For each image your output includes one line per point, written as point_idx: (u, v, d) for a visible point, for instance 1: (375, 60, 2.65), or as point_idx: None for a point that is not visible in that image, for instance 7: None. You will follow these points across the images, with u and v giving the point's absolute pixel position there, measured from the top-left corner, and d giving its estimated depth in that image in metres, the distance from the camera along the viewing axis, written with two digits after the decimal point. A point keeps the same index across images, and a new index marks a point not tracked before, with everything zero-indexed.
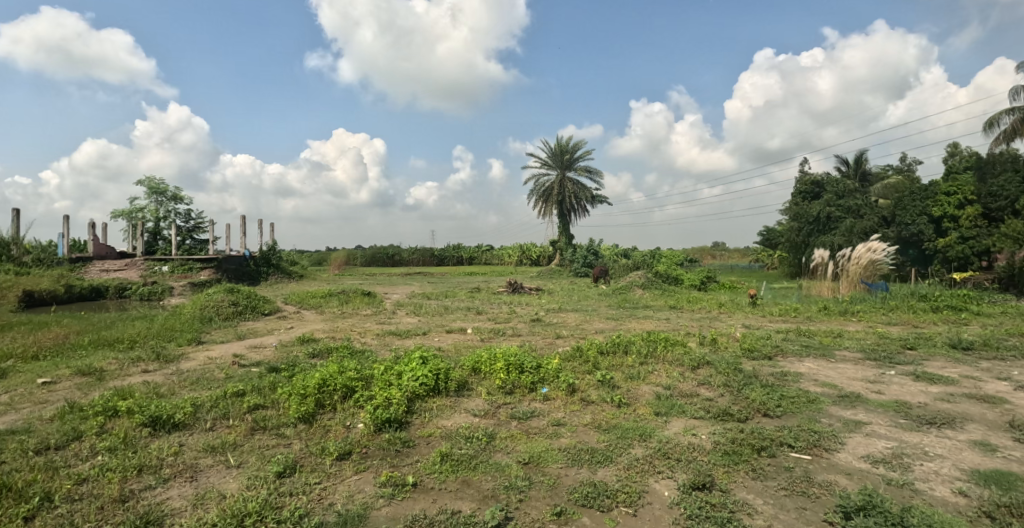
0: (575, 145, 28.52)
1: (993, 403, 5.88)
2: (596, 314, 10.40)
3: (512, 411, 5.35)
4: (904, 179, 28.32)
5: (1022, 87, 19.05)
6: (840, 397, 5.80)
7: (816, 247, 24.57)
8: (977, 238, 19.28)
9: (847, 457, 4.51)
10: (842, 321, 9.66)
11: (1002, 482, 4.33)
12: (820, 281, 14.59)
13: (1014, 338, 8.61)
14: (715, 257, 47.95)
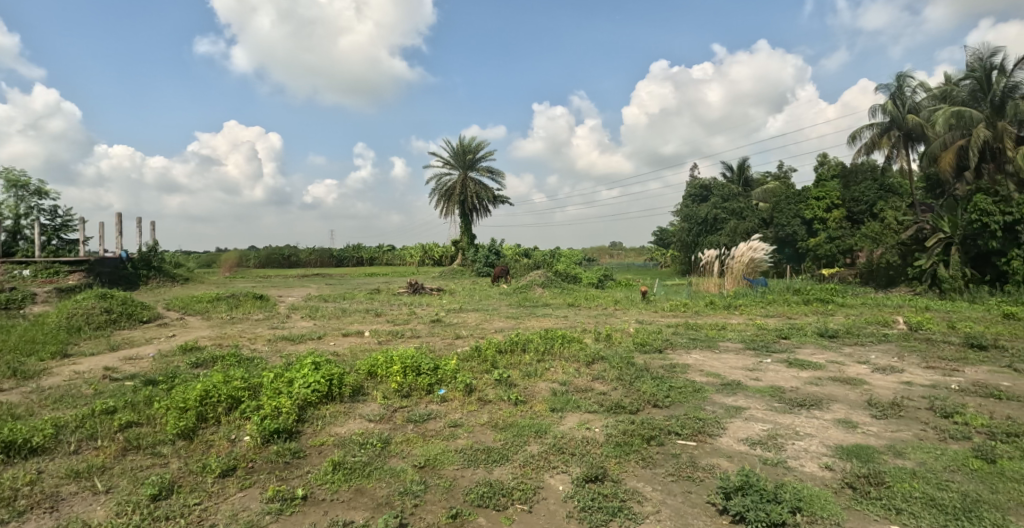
0: (478, 146, 28.55)
1: (854, 385, 6.48)
2: (496, 313, 10.42)
3: (409, 414, 5.20)
4: (781, 185, 30.83)
5: (879, 106, 21.39)
6: (722, 385, 6.15)
7: (705, 247, 26.15)
8: (842, 238, 21.20)
9: (728, 441, 4.77)
10: (726, 315, 10.30)
11: (861, 455, 4.77)
12: (707, 278, 15.50)
13: (871, 326, 9.57)
14: (612, 256, 49.90)
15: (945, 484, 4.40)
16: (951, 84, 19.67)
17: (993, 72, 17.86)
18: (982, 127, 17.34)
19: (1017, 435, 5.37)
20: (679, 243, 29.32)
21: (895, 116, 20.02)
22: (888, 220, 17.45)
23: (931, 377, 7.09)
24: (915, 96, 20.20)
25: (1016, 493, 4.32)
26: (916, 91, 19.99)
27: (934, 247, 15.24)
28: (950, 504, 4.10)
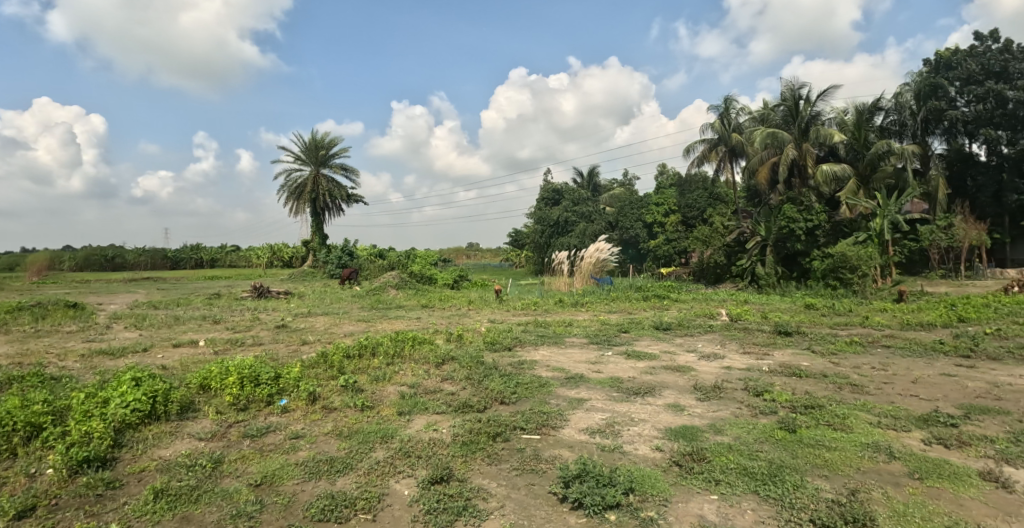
0: (331, 142, 27.32)
1: (683, 372, 7.15)
2: (348, 316, 10.07)
3: (245, 429, 4.83)
4: (625, 191, 33.23)
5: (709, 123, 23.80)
6: (567, 379, 6.46)
7: (558, 248, 27.35)
8: (678, 240, 23.44)
9: (570, 432, 5.02)
10: (573, 311, 10.86)
11: (687, 435, 5.27)
12: (558, 277, 16.23)
13: (698, 318, 10.63)
14: (470, 257, 50.50)
15: (756, 454, 5.01)
16: (768, 108, 22.30)
17: (801, 101, 20.50)
18: (790, 147, 19.98)
19: (811, 407, 6.28)
20: (533, 244, 30.40)
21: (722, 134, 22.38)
22: (716, 224, 19.48)
23: (747, 361, 8.04)
24: (739, 118, 22.61)
25: (810, 456, 5.05)
26: (740, 113, 22.55)
27: (752, 249, 17.30)
28: (759, 471, 4.67)
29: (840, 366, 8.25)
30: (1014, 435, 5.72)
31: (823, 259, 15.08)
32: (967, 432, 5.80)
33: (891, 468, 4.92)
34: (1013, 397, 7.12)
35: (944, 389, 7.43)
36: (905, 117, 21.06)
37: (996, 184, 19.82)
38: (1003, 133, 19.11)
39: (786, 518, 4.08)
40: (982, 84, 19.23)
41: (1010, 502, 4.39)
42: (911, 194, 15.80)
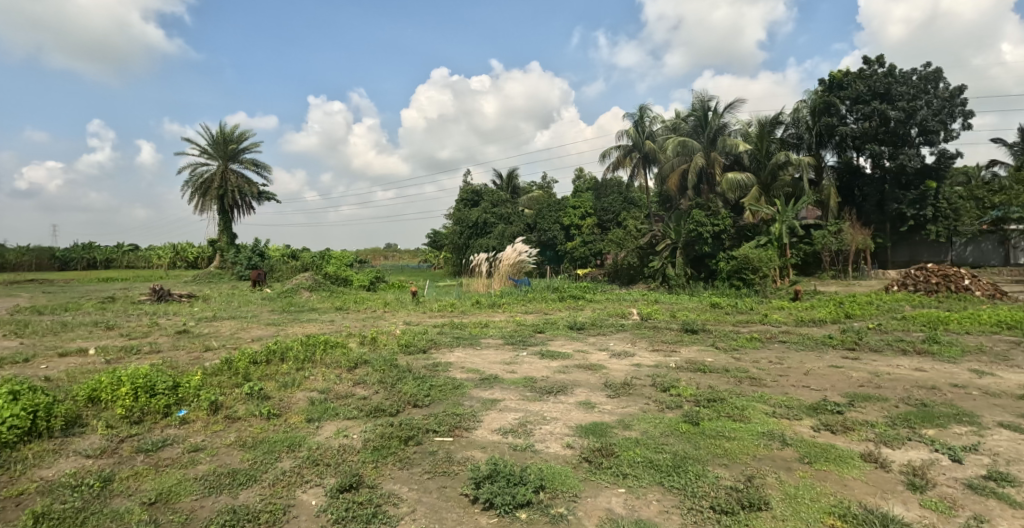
0: (241, 136, 26.02)
1: (594, 370, 7.41)
2: (256, 320, 9.67)
3: (140, 443, 4.55)
4: (544, 193, 33.82)
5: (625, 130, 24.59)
6: (481, 380, 6.53)
7: (477, 249, 27.37)
8: (594, 242, 24.18)
9: (483, 433, 5.09)
10: (490, 313, 10.96)
11: (596, 431, 5.47)
12: (477, 279, 16.29)
13: (610, 317, 11.02)
14: (388, 258, 49.67)
15: (661, 447, 5.28)
16: (679, 118, 23.39)
17: (709, 112, 21.65)
18: (699, 155, 21.08)
19: (713, 400, 6.68)
20: (453, 245, 30.30)
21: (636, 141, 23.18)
22: (630, 227, 20.24)
23: (655, 358, 8.44)
24: (653, 126, 23.53)
25: (711, 447, 5.38)
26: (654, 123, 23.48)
27: (664, 251, 18.09)
28: (664, 463, 4.92)
29: (740, 361, 8.82)
30: (890, 419, 6.36)
31: (728, 260, 16.02)
32: (850, 418, 6.38)
33: (784, 454, 5.32)
34: (889, 385, 7.90)
35: (831, 379, 8.12)
36: (802, 130, 22.69)
37: (879, 194, 21.74)
38: (885, 149, 20.99)
39: (689, 505, 4.34)
40: (868, 104, 20.96)
41: (885, 480, 4.89)
42: (805, 201, 17.10)
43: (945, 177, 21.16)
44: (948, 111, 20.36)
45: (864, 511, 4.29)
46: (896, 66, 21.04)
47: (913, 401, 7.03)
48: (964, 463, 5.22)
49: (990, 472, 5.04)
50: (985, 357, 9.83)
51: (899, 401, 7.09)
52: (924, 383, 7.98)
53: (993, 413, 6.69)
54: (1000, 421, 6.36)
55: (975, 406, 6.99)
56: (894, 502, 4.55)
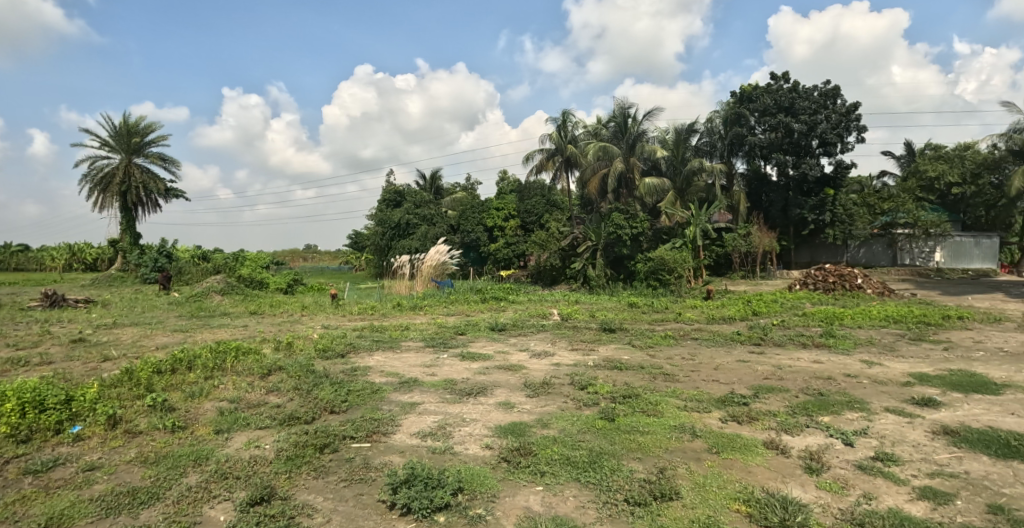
0: (147, 128, 24.45)
1: (515, 370, 7.59)
2: (161, 327, 9.16)
3: (26, 464, 4.23)
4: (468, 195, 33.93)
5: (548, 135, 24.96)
6: (400, 384, 6.52)
7: (399, 251, 27.00)
8: (516, 244, 24.88)
9: (401, 437, 5.10)
10: (411, 315, 10.90)
11: (515, 431, 5.61)
12: (399, 281, 16.17)
13: (531, 318, 11.24)
14: (307, 260, 48.21)
15: (577, 444, 5.47)
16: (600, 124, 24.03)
17: (629, 119, 22.40)
18: (619, 160, 21.80)
19: (629, 396, 6.98)
20: (375, 246, 29.82)
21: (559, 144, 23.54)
22: (552, 229, 20.47)
23: (574, 357, 8.71)
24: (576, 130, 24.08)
25: (626, 442, 5.62)
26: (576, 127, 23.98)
27: (585, 252, 18.53)
28: (580, 460, 5.11)
29: (655, 358, 9.25)
30: (790, 408, 6.88)
31: (645, 261, 16.63)
32: (755, 409, 6.85)
33: (694, 445, 5.65)
34: (790, 376, 8.53)
35: (738, 373, 8.67)
36: (715, 139, 23.91)
37: (783, 200, 23.30)
38: (790, 158, 22.53)
39: (604, 499, 4.52)
40: (775, 116, 22.39)
41: (785, 465, 5.29)
42: (717, 206, 18.09)
43: (842, 185, 22.97)
44: (845, 124, 22.07)
45: (765, 495, 4.63)
46: (800, 82, 22.58)
47: (811, 391, 7.63)
48: (854, 445, 5.74)
49: (876, 453, 5.56)
50: (874, 349, 10.80)
51: (798, 392, 7.67)
52: (821, 374, 8.68)
53: (881, 399, 7.37)
54: (885, 406, 7.02)
55: (865, 393, 7.67)
56: (793, 485, 4.93)
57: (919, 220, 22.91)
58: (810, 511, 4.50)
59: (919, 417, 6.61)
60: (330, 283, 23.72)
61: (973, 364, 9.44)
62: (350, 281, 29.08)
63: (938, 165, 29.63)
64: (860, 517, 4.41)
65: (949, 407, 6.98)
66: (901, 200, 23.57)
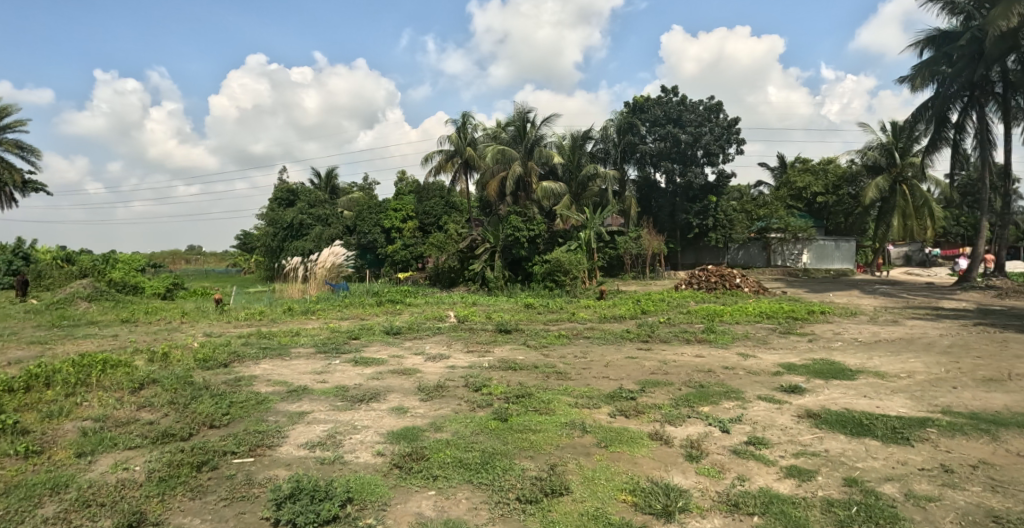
0: (1, 111, 21.85)
1: (409, 374, 7.65)
2: (13, 339, 8.32)
3: None
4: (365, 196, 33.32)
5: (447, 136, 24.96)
6: (288, 392, 6.38)
7: (291, 253, 25.98)
8: (414, 246, 24.73)
9: (288, 449, 5.02)
10: (302, 320, 10.59)
11: (408, 436, 5.67)
12: (291, 284, 15.73)
13: (428, 321, 11.31)
14: (189, 262, 45.21)
15: (470, 446, 5.62)
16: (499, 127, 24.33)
17: (527, 124, 22.85)
18: (517, 163, 22.23)
19: (522, 396, 7.24)
20: (266, 248, 28.56)
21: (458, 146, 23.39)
22: (450, 232, 20.88)
23: (470, 359, 8.87)
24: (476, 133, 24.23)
25: (518, 441, 5.84)
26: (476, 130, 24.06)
27: (483, 254, 18.76)
28: (472, 462, 5.25)
29: (549, 357, 9.61)
30: (673, 401, 7.43)
31: (542, 263, 17.21)
32: (641, 402, 7.34)
33: (583, 441, 5.96)
34: (673, 371, 9.18)
35: (627, 369, 9.23)
36: (609, 146, 24.83)
37: (671, 206, 24.88)
38: (677, 166, 24.11)
39: (496, 500, 4.68)
40: (664, 126, 23.88)
41: (667, 455, 5.72)
42: (610, 210, 19.00)
43: (723, 193, 25.02)
44: (726, 137, 23.91)
45: (649, 484, 5.00)
46: (687, 96, 24.18)
47: (692, 383, 8.28)
48: (730, 432, 6.30)
49: (748, 438, 6.14)
50: (748, 342, 11.86)
51: (681, 385, 8.29)
52: (702, 367, 9.42)
53: (754, 388, 8.14)
54: (757, 395, 7.75)
55: (740, 383, 8.44)
56: (674, 473, 5.33)
57: (789, 225, 25.43)
58: (690, 496, 4.88)
59: (786, 403, 7.37)
60: (216, 286, 22.32)
61: (831, 354, 10.63)
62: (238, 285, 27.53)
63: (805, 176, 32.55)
64: (734, 498, 4.83)
65: (812, 394, 7.83)
66: (773, 208, 26.34)
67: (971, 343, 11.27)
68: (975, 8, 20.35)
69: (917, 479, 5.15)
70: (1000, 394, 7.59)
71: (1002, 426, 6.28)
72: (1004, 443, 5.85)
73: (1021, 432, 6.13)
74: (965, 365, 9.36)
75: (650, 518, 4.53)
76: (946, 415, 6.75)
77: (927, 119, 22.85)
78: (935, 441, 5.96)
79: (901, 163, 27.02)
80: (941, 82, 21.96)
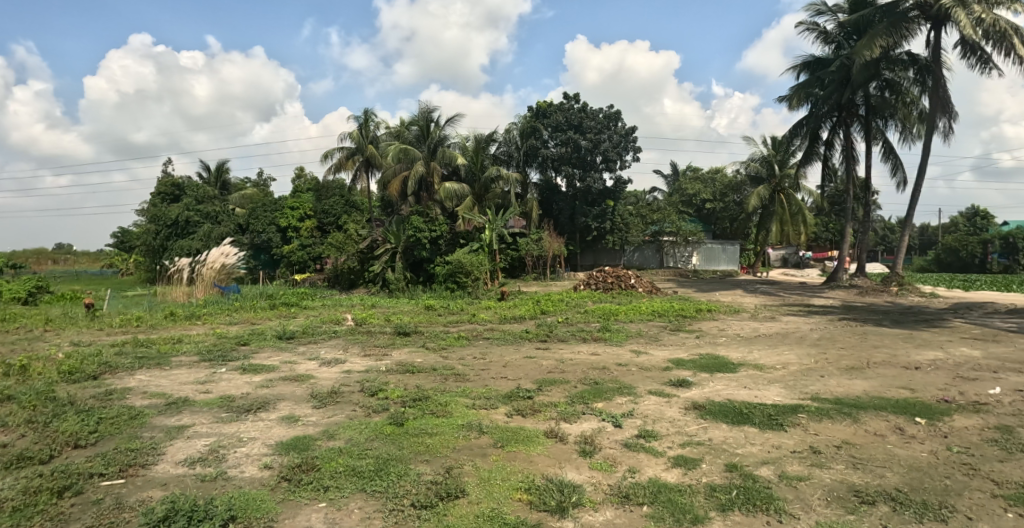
0: None
1: (301, 381, 7.52)
2: None
3: None
4: (260, 193, 31.83)
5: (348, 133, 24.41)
6: (166, 406, 6.13)
7: (175, 252, 24.36)
8: (312, 246, 24.23)
9: (165, 467, 4.86)
10: (187, 326, 10.05)
11: (298, 446, 5.57)
12: (175, 287, 14.93)
13: (324, 324, 11.10)
14: (57, 263, 41.23)
15: (365, 453, 5.57)
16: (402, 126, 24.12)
17: (432, 124, 22.91)
18: (419, 164, 22.21)
19: (419, 399, 7.29)
20: (145, 247, 26.41)
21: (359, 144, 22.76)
22: (349, 232, 20.38)
23: (367, 363, 8.84)
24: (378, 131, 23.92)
25: (414, 445, 5.84)
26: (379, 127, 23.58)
27: (383, 256, 18.56)
28: (366, 469, 5.20)
29: (448, 359, 9.74)
30: (569, 398, 7.78)
31: (444, 265, 17.33)
32: (538, 401, 7.64)
33: (480, 442, 6.06)
34: (570, 369, 9.62)
35: (525, 369, 9.56)
36: (512, 149, 25.36)
37: (571, 209, 25.82)
38: (577, 171, 25.03)
39: (391, 507, 4.64)
40: (565, 132, 24.69)
41: (563, 451, 5.91)
42: (512, 212, 19.40)
43: (619, 198, 26.31)
44: (624, 145, 25.20)
45: (544, 482, 5.14)
46: (587, 103, 25.15)
47: (587, 381, 8.73)
48: (622, 427, 6.64)
49: (639, 431, 6.50)
50: (641, 340, 12.61)
51: (577, 382, 8.71)
52: (596, 365, 9.93)
53: (645, 383, 8.71)
54: (648, 389, 8.31)
55: (632, 379, 8.99)
56: (568, 469, 5.50)
57: (680, 229, 27.04)
58: (584, 490, 5.05)
59: (674, 396, 7.93)
60: (87, 290, 20.52)
61: (716, 348, 11.55)
62: (114, 287, 25.34)
63: (696, 185, 35.11)
64: (626, 489, 5.04)
65: (697, 387, 8.50)
66: (666, 212, 27.49)
67: (836, 336, 12.63)
68: (844, 38, 22.71)
69: (789, 461, 5.62)
70: (858, 381, 8.56)
71: (860, 409, 7.04)
72: (863, 424, 6.55)
73: (876, 414, 6.91)
74: (830, 355, 10.49)
75: (545, 515, 4.65)
76: (814, 402, 7.51)
77: (801, 135, 25.15)
78: (805, 425, 6.57)
79: (780, 174, 29.48)
80: (813, 103, 24.25)
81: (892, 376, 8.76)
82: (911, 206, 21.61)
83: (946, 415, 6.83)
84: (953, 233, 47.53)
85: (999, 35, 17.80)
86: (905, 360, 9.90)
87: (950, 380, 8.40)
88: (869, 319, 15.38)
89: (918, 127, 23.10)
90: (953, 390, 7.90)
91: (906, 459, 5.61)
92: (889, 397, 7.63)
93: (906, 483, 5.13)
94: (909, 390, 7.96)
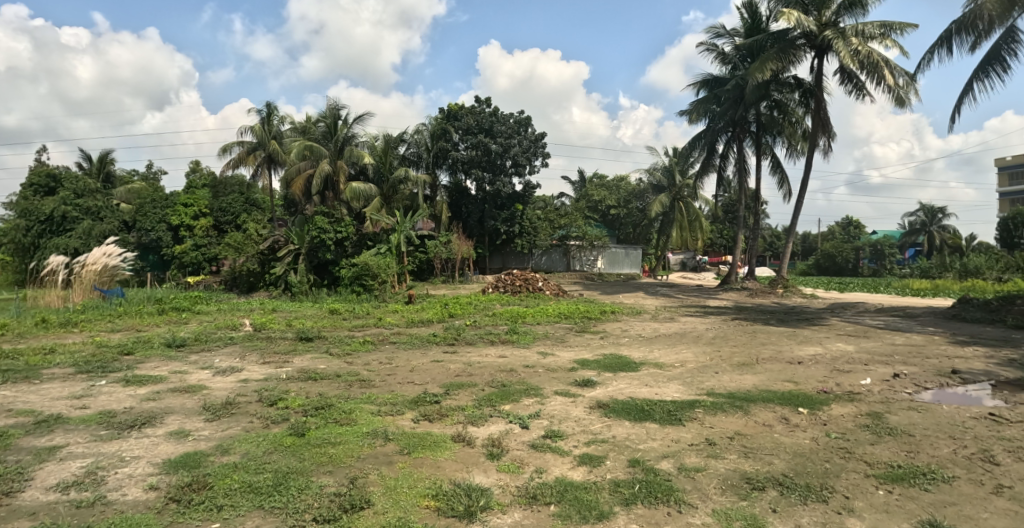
0: None
1: (191, 392, 7.08)
2: None
3: None
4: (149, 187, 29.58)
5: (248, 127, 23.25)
6: (36, 425, 5.63)
7: (47, 250, 22.08)
8: (208, 246, 22.97)
9: (34, 494, 4.50)
10: (60, 335, 9.14)
11: (188, 463, 5.26)
12: (46, 291, 13.59)
13: (219, 330, 10.48)
14: None
15: (262, 467, 5.34)
16: (309, 122, 23.31)
17: (339, 121, 22.30)
18: (325, 162, 21.57)
19: (321, 408, 7.07)
20: (12, 245, 23.77)
21: (261, 139, 21.70)
22: (249, 232, 19.40)
23: (265, 371, 8.46)
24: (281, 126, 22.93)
25: (316, 456, 5.68)
26: (282, 122, 22.59)
27: (286, 257, 17.87)
28: (264, 485, 4.99)
29: (353, 365, 9.52)
30: (477, 401, 7.88)
31: (350, 267, 16.90)
32: (445, 405, 7.65)
33: (386, 449, 5.98)
34: (477, 372, 9.70)
35: (432, 373, 9.52)
36: (421, 150, 25.14)
37: (480, 212, 26.02)
38: (487, 175, 25.22)
39: (291, 523, 4.49)
40: (476, 135, 24.83)
41: (470, 455, 5.97)
42: (421, 214, 19.20)
43: (528, 202, 26.88)
44: (533, 150, 25.78)
45: (451, 487, 5.17)
46: (498, 108, 25.41)
47: (495, 383, 8.84)
48: (529, 427, 6.82)
49: (546, 431, 6.69)
50: (548, 341, 12.93)
51: (484, 386, 8.78)
52: (504, 367, 10.08)
53: (553, 384, 8.95)
54: (554, 390, 8.54)
55: (539, 380, 9.22)
56: (476, 473, 5.57)
57: (586, 234, 28.08)
58: (492, 494, 5.13)
59: (579, 396, 8.21)
60: None
61: (619, 349, 12.09)
62: None
63: (601, 191, 36.72)
64: (533, 490, 5.17)
65: (601, 386, 8.85)
66: (572, 218, 28.51)
67: (728, 334, 13.58)
68: (739, 60, 24.43)
69: (686, 454, 6.00)
70: (748, 375, 9.29)
71: (751, 402, 7.65)
72: (753, 416, 7.13)
73: (765, 406, 7.53)
74: (723, 353, 11.28)
75: (453, 521, 4.68)
76: (710, 397, 8.05)
77: (699, 147, 26.78)
78: (701, 419, 7.05)
79: (679, 184, 31.20)
80: (711, 118, 25.89)
81: (778, 371, 9.56)
82: (794, 215, 23.59)
83: (824, 405, 7.55)
84: (830, 241, 52.37)
85: (871, 66, 19.82)
86: (789, 356, 10.83)
87: (828, 373, 9.28)
88: (758, 319, 16.67)
89: (801, 144, 25.24)
90: (831, 382, 8.74)
91: (790, 446, 6.15)
92: (775, 390, 8.32)
93: (791, 469, 5.62)
94: (793, 383, 8.72)
